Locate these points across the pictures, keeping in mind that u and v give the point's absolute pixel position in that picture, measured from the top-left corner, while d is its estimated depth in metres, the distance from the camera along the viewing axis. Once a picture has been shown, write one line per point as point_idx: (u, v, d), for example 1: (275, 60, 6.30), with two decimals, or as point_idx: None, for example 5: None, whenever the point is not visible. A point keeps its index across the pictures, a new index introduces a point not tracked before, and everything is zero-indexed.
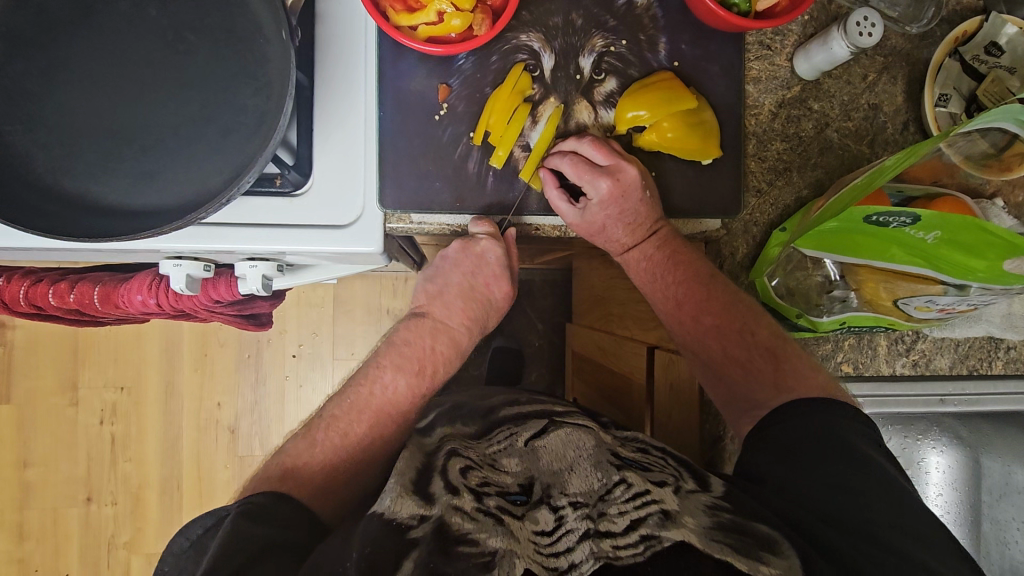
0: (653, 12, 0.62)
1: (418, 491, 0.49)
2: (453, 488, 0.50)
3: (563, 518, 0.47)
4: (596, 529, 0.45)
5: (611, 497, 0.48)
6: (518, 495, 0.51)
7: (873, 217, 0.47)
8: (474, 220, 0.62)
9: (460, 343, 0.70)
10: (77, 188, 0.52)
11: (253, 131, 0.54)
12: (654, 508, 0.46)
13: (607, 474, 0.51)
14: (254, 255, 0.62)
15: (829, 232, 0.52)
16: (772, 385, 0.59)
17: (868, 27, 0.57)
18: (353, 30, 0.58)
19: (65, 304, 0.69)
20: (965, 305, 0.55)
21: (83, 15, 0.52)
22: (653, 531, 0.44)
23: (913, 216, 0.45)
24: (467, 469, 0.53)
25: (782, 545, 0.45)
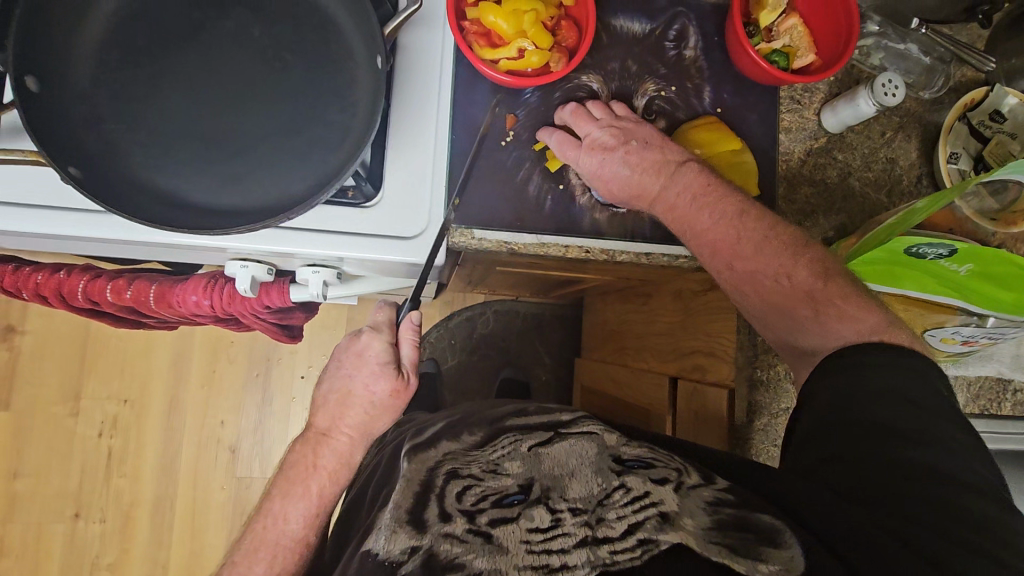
0: (700, 65, 0.69)
1: (412, 521, 0.52)
2: (447, 514, 0.52)
3: (560, 519, 0.49)
4: (593, 536, 0.48)
5: (610, 502, 0.51)
6: (516, 496, 0.53)
7: (915, 247, 0.53)
8: (375, 308, 0.76)
9: (348, 454, 0.71)
10: (168, 185, 0.55)
11: (337, 144, 0.58)
12: (652, 512, 0.49)
13: (607, 478, 0.53)
14: (316, 261, 0.65)
15: (872, 266, 0.57)
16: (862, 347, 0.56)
17: (892, 89, 0.64)
18: (429, 64, 0.64)
19: (121, 300, 0.71)
20: (986, 337, 0.59)
21: (193, 30, 0.57)
22: (650, 536, 0.47)
23: (952, 248, 0.51)
24: (465, 489, 0.54)
25: (784, 538, 0.48)
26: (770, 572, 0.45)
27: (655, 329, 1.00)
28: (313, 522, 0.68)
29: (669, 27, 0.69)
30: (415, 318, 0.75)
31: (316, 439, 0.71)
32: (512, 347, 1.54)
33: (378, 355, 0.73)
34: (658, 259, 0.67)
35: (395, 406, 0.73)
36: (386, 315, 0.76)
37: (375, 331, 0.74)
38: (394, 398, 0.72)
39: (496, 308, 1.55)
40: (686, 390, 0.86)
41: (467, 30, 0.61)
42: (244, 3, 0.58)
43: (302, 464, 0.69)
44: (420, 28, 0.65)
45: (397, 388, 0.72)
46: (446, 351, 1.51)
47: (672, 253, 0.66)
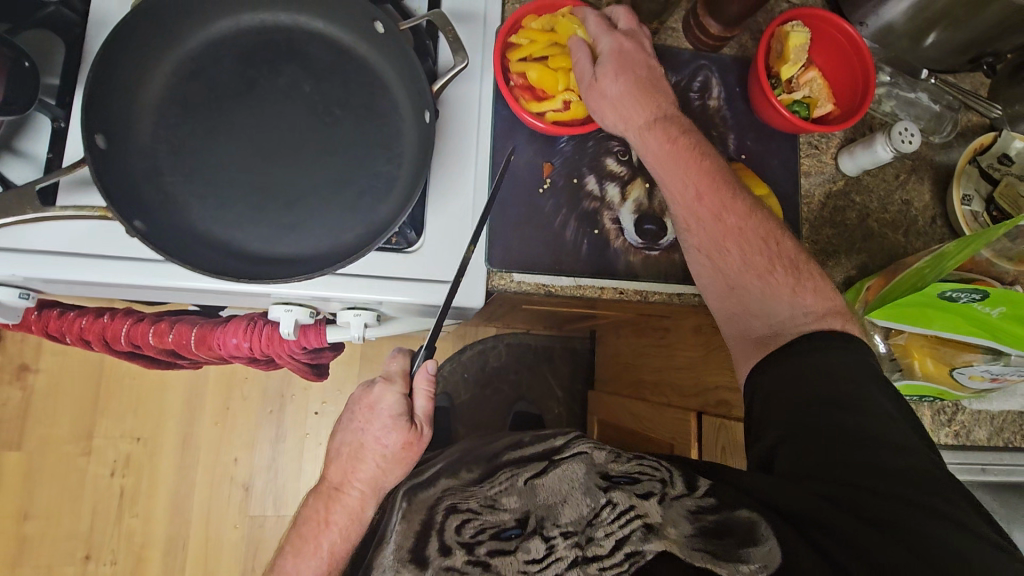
0: (723, 113, 0.73)
1: (414, 559, 0.55)
2: (448, 547, 0.55)
3: (553, 546, 0.53)
4: (584, 555, 0.51)
5: (599, 521, 0.54)
6: (513, 530, 0.56)
7: (948, 291, 0.54)
8: (391, 356, 0.78)
9: (360, 511, 0.73)
10: (226, 235, 0.58)
11: (385, 194, 0.61)
12: (637, 524, 0.53)
13: (595, 497, 0.57)
14: (357, 305, 0.67)
15: (901, 306, 0.58)
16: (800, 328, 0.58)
17: (908, 137, 0.67)
18: (468, 116, 0.67)
19: (162, 343, 0.72)
20: (1015, 375, 0.61)
21: (249, 88, 0.60)
22: (636, 547, 0.51)
23: (982, 292, 0.53)
24: (464, 522, 0.58)
25: (760, 532, 0.50)
26: (753, 570, 0.47)
27: (677, 366, 1.02)
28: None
29: (693, 79, 0.72)
30: (428, 369, 0.75)
31: (330, 494, 0.73)
32: (524, 380, 1.54)
33: (389, 408, 0.74)
34: (690, 299, 0.69)
35: (407, 458, 0.74)
36: (403, 362, 0.77)
37: (388, 381, 0.75)
38: (405, 450, 0.74)
39: (508, 341, 1.57)
40: (712, 426, 0.87)
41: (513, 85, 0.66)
42: (296, 62, 0.62)
43: (317, 513, 0.72)
44: (458, 82, 0.68)
45: (409, 440, 0.74)
46: (459, 385, 1.51)
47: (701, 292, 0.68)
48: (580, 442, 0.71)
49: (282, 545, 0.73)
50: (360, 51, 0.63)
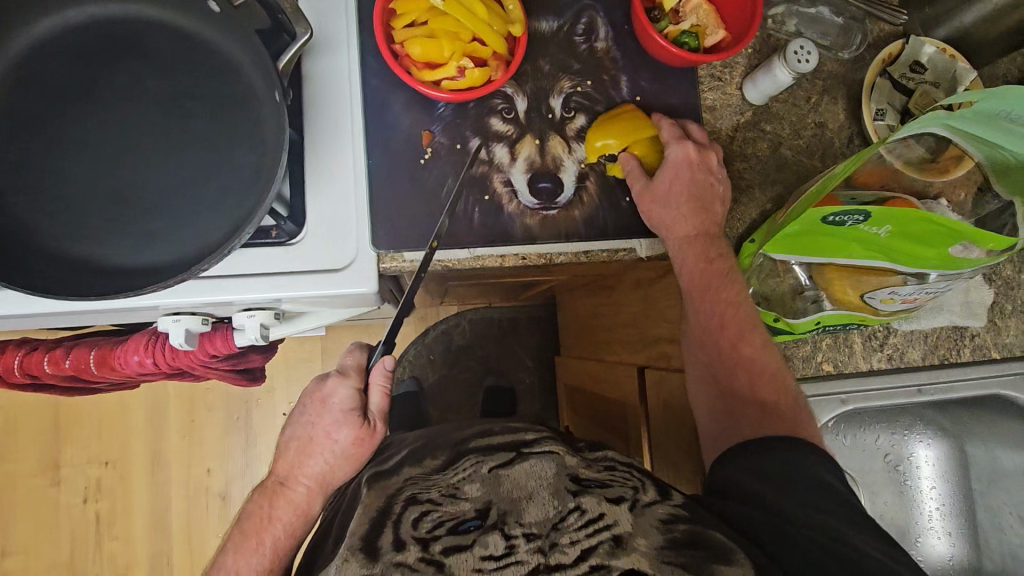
0: (613, 55, 0.68)
1: (365, 548, 0.49)
2: (401, 542, 0.50)
3: (514, 546, 0.48)
4: (546, 563, 0.46)
5: (564, 526, 0.50)
6: (472, 522, 0.52)
7: (831, 215, 0.52)
8: (347, 350, 0.74)
9: (307, 506, 0.69)
10: (80, 251, 0.54)
11: (249, 186, 0.56)
12: (605, 536, 0.49)
13: (563, 500, 0.53)
14: (251, 305, 0.63)
15: (794, 236, 0.56)
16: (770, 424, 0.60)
17: (805, 55, 0.64)
18: (338, 92, 0.63)
19: (60, 370, 0.69)
20: (925, 294, 0.59)
21: (84, 90, 0.56)
22: (603, 561, 0.46)
23: (865, 212, 0.51)
24: (421, 516, 0.53)
25: (736, 554, 0.48)
26: None
27: (621, 322, 0.98)
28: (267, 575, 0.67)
29: (577, 22, 0.68)
30: (382, 366, 0.69)
31: (273, 494, 0.69)
32: (491, 356, 1.47)
33: (341, 403, 0.69)
34: (598, 257, 0.66)
35: (361, 453, 0.69)
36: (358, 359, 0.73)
37: (340, 375, 0.70)
38: (358, 446, 0.69)
39: (470, 318, 1.49)
40: (654, 379, 0.85)
41: (400, 54, 0.58)
42: (134, 56, 0.57)
43: (256, 518, 0.68)
44: (323, 55, 0.63)
45: (360, 437, 0.68)
46: (426, 366, 1.44)
47: (610, 248, 0.66)
48: (553, 440, 0.69)
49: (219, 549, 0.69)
50: (204, 35, 0.58)
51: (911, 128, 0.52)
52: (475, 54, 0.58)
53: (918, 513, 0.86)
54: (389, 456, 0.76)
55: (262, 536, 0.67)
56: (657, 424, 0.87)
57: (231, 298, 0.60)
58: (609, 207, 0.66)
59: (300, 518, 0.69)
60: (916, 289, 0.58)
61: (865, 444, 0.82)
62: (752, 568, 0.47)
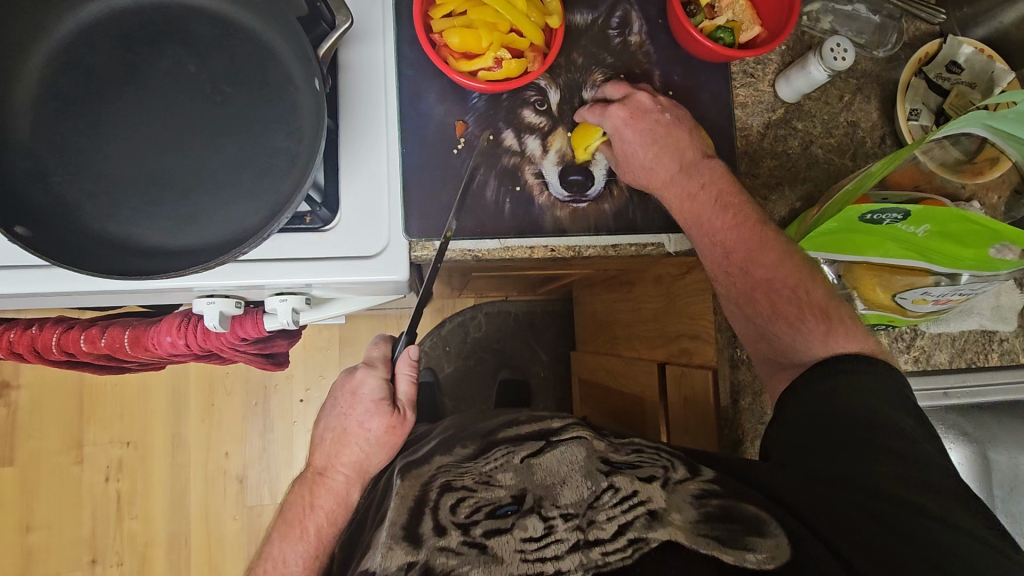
0: (646, 49, 0.69)
1: (407, 537, 0.51)
2: (442, 528, 0.52)
3: (553, 527, 0.51)
4: (585, 539, 0.49)
5: (599, 504, 0.53)
6: (509, 506, 0.54)
7: (868, 214, 0.51)
8: (372, 343, 0.76)
9: (347, 495, 0.70)
10: (121, 232, 0.55)
11: (286, 171, 0.57)
12: (640, 511, 0.52)
13: (595, 480, 0.56)
14: (283, 289, 0.64)
15: (829, 232, 0.56)
16: (815, 333, 0.59)
17: (842, 52, 0.63)
18: (373, 80, 0.64)
19: (96, 348, 0.71)
20: (958, 294, 0.58)
21: (129, 73, 0.57)
22: (641, 534, 0.49)
23: (904, 212, 0.50)
24: (459, 501, 0.55)
25: (769, 527, 0.50)
26: (760, 559, 0.47)
27: (641, 318, 0.98)
28: (312, 563, 0.68)
29: (611, 15, 0.68)
30: (407, 354, 0.71)
31: (312, 484, 0.70)
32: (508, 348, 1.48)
33: (371, 392, 0.70)
34: (626, 250, 0.67)
35: (393, 442, 0.70)
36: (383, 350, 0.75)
37: (367, 367, 0.72)
38: (390, 434, 0.69)
39: (487, 310, 1.50)
40: (675, 376, 0.85)
41: (438, 45, 0.59)
42: (177, 41, 0.58)
43: (295, 507, 0.70)
44: (359, 44, 0.64)
45: (393, 425, 0.69)
46: (442, 358, 1.45)
47: (639, 242, 0.66)
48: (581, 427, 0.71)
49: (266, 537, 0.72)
50: (246, 22, 0.59)
51: (954, 126, 0.52)
52: (512, 45, 0.58)
53: None
54: (419, 446, 0.76)
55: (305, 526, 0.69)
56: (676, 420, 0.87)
57: (267, 281, 0.61)
58: (639, 201, 0.66)
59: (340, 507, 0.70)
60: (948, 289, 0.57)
61: None
62: (786, 537, 0.50)
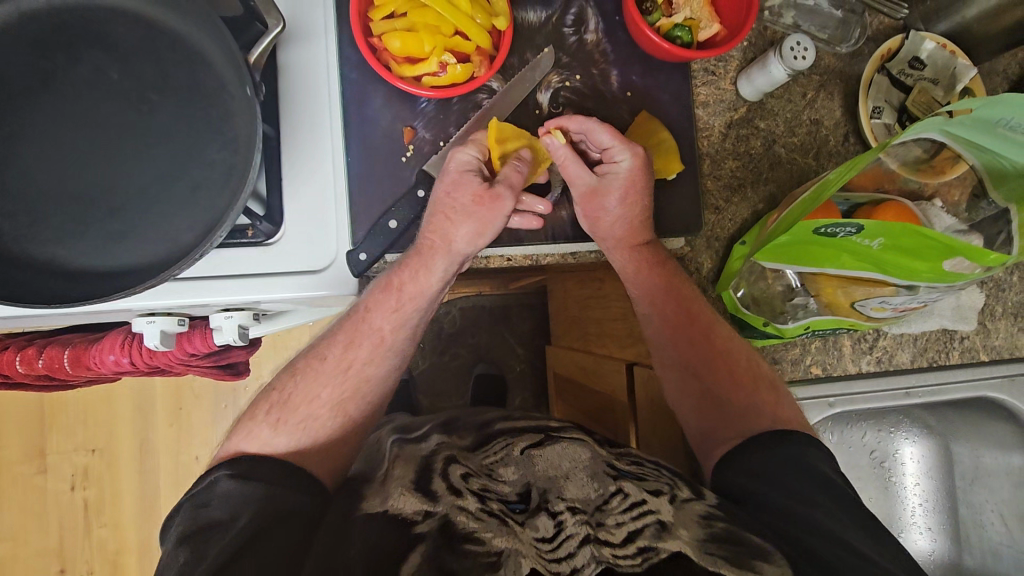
0: (603, 48, 0.66)
1: (422, 488, 0.50)
2: (457, 489, 0.50)
3: (562, 522, 0.47)
4: (595, 535, 0.47)
5: (608, 508, 0.49)
6: (517, 504, 0.51)
7: (823, 227, 0.51)
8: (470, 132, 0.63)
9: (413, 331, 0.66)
10: (45, 254, 0.52)
11: (223, 184, 0.54)
12: (651, 519, 0.48)
13: (603, 483, 0.52)
14: (228, 307, 0.62)
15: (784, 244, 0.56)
16: (763, 398, 0.62)
17: (802, 51, 0.61)
18: (316, 84, 0.60)
19: (33, 369, 0.69)
20: (917, 302, 0.59)
21: (44, 82, 0.53)
22: (650, 544, 0.46)
23: (857, 226, 0.50)
24: (467, 475, 0.52)
25: (772, 555, 0.46)
26: None
27: (609, 315, 0.95)
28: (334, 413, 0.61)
29: (566, 12, 0.65)
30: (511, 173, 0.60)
31: (349, 335, 0.63)
32: (483, 343, 1.42)
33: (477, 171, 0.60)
34: (586, 257, 0.69)
35: (488, 216, 0.59)
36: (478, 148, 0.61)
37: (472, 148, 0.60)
38: (478, 206, 0.59)
39: (462, 306, 1.43)
40: (643, 379, 0.84)
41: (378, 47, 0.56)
42: (97, 45, 0.54)
43: (380, 282, 0.63)
44: (300, 45, 0.60)
45: (479, 198, 0.59)
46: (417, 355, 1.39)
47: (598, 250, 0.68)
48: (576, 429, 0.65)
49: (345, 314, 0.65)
50: (172, 24, 0.55)
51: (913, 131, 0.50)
52: (458, 49, 0.56)
53: (901, 510, 0.86)
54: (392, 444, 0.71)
55: (341, 356, 0.63)
56: (646, 417, 0.85)
57: (206, 297, 0.58)
58: None
59: (404, 332, 0.64)
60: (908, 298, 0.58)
61: (853, 441, 0.82)
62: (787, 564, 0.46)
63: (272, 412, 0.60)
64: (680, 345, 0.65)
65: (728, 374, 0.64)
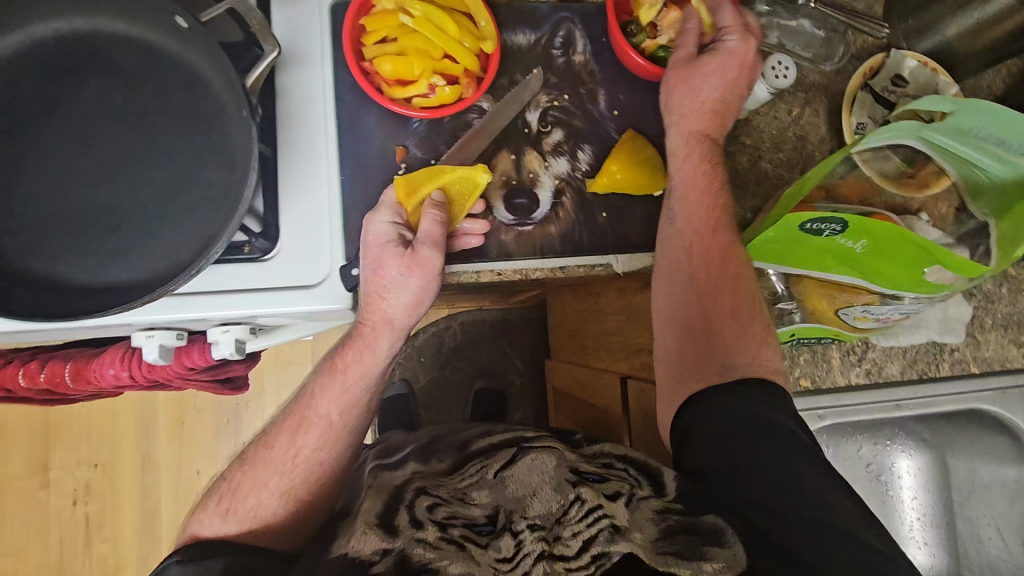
0: (591, 68, 0.68)
1: (382, 524, 0.50)
2: (418, 521, 0.50)
3: (521, 541, 0.47)
4: (551, 551, 0.47)
5: (566, 519, 0.49)
6: (484, 526, 0.50)
7: (808, 223, 0.52)
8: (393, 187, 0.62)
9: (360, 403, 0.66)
10: (47, 271, 0.54)
11: (219, 203, 0.56)
12: (604, 524, 0.48)
13: (564, 492, 0.51)
14: (225, 321, 0.63)
15: (774, 240, 0.57)
16: (758, 341, 0.60)
17: (783, 70, 0.63)
18: (312, 105, 0.63)
19: (35, 383, 0.70)
20: (898, 313, 0.61)
21: (51, 106, 0.55)
22: (602, 549, 0.46)
23: (842, 224, 0.50)
24: (434, 504, 0.52)
25: (726, 535, 0.48)
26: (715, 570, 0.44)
27: (604, 328, 0.96)
28: (339, 411, 0.65)
29: (554, 35, 0.68)
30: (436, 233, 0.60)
31: (296, 422, 0.64)
32: (483, 358, 1.43)
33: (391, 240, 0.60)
34: (576, 271, 0.67)
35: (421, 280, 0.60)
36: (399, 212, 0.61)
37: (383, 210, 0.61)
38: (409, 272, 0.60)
39: (461, 320, 1.43)
40: (636, 392, 0.84)
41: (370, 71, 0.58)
42: (102, 71, 0.56)
43: (325, 364, 0.66)
44: (296, 69, 0.63)
45: (410, 264, 0.59)
46: (416, 369, 1.40)
47: (586, 264, 0.67)
48: (553, 439, 0.65)
49: (297, 395, 0.67)
50: (172, 50, 0.57)
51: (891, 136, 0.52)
52: (447, 71, 0.58)
53: (900, 524, 0.85)
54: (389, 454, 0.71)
55: (290, 444, 0.63)
56: (640, 430, 0.86)
57: (201, 312, 0.59)
58: (585, 222, 0.67)
59: (352, 412, 0.65)
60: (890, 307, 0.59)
61: (848, 454, 0.81)
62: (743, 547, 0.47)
63: (222, 502, 0.61)
64: (701, 253, 0.62)
65: (725, 310, 0.61)
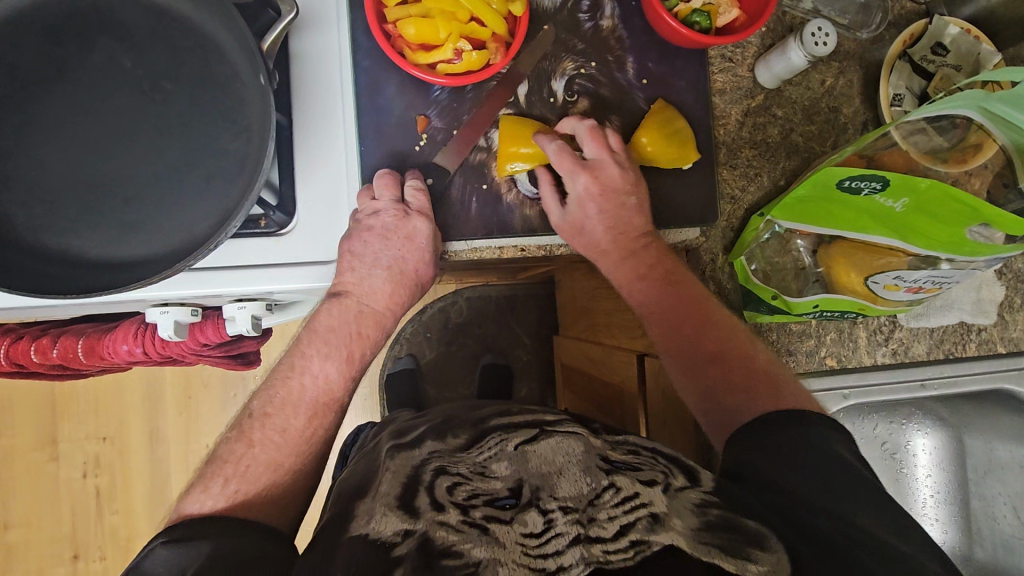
0: (619, 34, 0.65)
1: (404, 507, 0.48)
2: (438, 504, 0.47)
3: (552, 520, 0.44)
4: (586, 534, 0.43)
5: (600, 502, 0.46)
6: (507, 500, 0.47)
7: (848, 180, 0.52)
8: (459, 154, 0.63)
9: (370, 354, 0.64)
10: (59, 244, 0.52)
11: (236, 173, 0.54)
12: (643, 511, 0.45)
13: (595, 476, 0.48)
14: (241, 297, 0.61)
15: (806, 199, 0.58)
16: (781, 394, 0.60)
17: (822, 37, 0.60)
18: (328, 71, 0.60)
19: (47, 359, 0.69)
20: (929, 283, 0.59)
21: (56, 69, 0.52)
22: (641, 537, 0.43)
23: (882, 180, 0.50)
24: (455, 484, 0.50)
25: (770, 541, 0.45)
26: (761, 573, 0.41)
27: (620, 305, 0.94)
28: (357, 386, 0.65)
29: None
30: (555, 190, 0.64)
31: (286, 388, 0.62)
32: (490, 334, 1.41)
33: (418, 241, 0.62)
34: None
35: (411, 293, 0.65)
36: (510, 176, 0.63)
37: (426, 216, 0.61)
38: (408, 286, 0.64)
39: (469, 295, 1.41)
40: (654, 369, 0.83)
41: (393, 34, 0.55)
42: (110, 32, 0.53)
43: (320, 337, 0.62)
44: (312, 32, 0.60)
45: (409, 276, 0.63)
46: (423, 344, 1.38)
47: None
48: (574, 423, 0.61)
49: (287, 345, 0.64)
50: (183, 10, 0.54)
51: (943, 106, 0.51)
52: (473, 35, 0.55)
53: (913, 500, 0.85)
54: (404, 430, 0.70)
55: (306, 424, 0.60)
56: (658, 408, 0.85)
57: (218, 287, 0.57)
58: None
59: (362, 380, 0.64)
60: (927, 275, 0.57)
61: (864, 433, 0.81)
62: (785, 549, 0.44)
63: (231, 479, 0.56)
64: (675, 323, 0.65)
65: (715, 334, 0.64)
